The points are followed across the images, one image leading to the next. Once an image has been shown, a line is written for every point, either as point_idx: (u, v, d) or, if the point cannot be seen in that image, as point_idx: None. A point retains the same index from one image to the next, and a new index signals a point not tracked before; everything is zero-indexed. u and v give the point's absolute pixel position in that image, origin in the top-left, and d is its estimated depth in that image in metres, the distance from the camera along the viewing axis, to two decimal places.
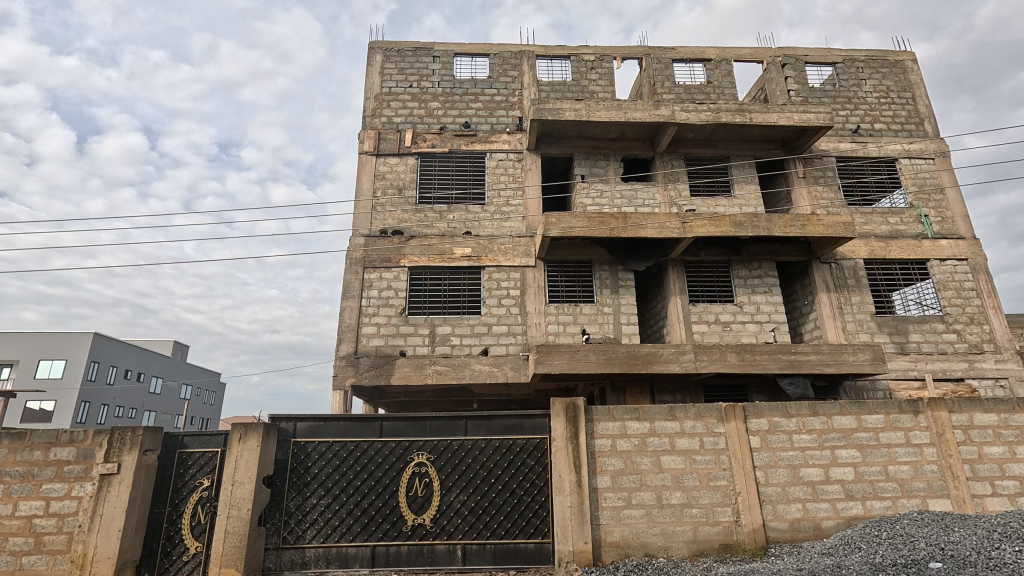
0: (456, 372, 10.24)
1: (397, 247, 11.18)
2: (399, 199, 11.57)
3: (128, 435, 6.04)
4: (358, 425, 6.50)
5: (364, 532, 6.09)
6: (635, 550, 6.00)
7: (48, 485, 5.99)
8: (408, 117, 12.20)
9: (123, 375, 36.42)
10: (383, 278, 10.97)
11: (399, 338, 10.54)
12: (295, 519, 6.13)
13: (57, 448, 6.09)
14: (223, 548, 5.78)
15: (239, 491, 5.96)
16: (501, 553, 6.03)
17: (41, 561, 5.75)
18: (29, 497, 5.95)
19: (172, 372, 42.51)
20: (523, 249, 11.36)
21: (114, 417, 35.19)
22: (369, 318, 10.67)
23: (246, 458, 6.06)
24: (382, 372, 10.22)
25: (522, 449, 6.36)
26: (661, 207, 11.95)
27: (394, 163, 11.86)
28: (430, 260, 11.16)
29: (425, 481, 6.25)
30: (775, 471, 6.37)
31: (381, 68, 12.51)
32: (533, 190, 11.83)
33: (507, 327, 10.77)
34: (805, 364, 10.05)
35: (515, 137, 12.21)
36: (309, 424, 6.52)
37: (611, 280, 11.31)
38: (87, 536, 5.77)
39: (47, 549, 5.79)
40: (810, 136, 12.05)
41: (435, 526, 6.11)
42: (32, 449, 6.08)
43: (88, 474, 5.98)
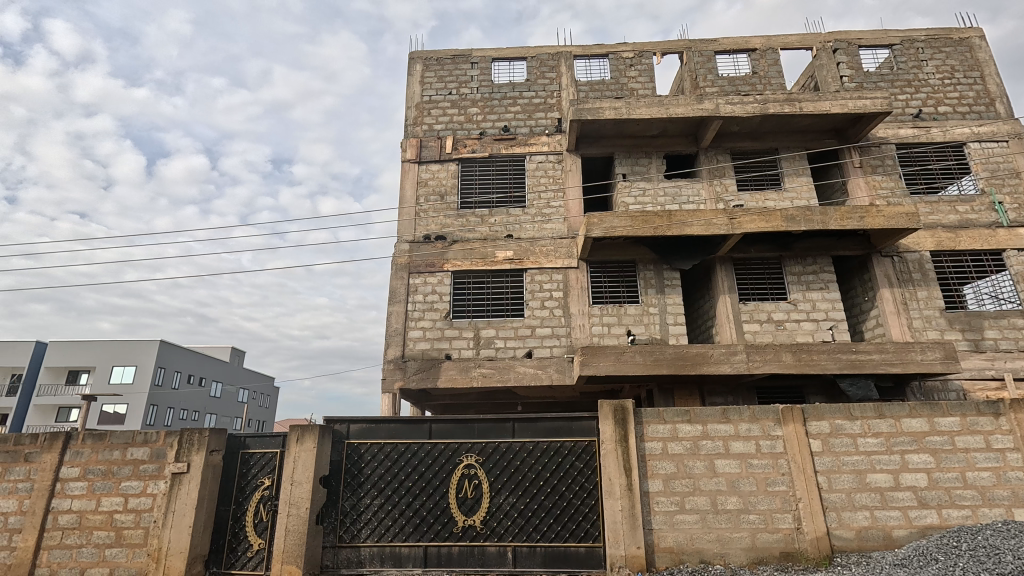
0: (501, 375, 10.32)
1: (440, 252, 11.35)
2: (441, 205, 11.76)
3: (196, 436, 6.40)
4: (408, 427, 6.62)
5: (416, 532, 6.20)
6: (690, 556, 5.84)
7: (126, 483, 6.42)
8: (448, 124, 12.40)
9: (187, 380, 38.61)
10: (428, 283, 11.17)
11: (444, 341, 10.69)
12: (350, 519, 6.32)
13: (133, 448, 6.53)
14: (284, 545, 5.99)
15: (298, 490, 6.17)
16: (551, 556, 6.01)
17: (121, 553, 6.16)
18: (110, 494, 6.39)
19: (231, 377, 44.76)
20: (565, 250, 11.29)
21: (179, 419, 37.48)
22: (415, 322, 10.88)
23: (304, 459, 6.27)
24: (428, 375, 10.37)
25: (570, 451, 6.32)
26: (707, 203, 11.63)
27: (435, 170, 12.06)
28: (474, 263, 11.26)
29: (474, 483, 6.31)
30: (839, 477, 6.05)
31: (421, 77, 12.77)
32: (574, 191, 11.75)
33: (550, 329, 10.73)
34: (867, 365, 9.52)
35: (554, 139, 12.18)
36: (361, 426, 6.70)
37: (656, 280, 11.10)
38: (161, 531, 6.13)
39: (126, 543, 6.20)
40: (866, 123, 11.45)
41: (485, 528, 6.15)
42: (111, 449, 6.54)
43: (161, 472, 6.38)
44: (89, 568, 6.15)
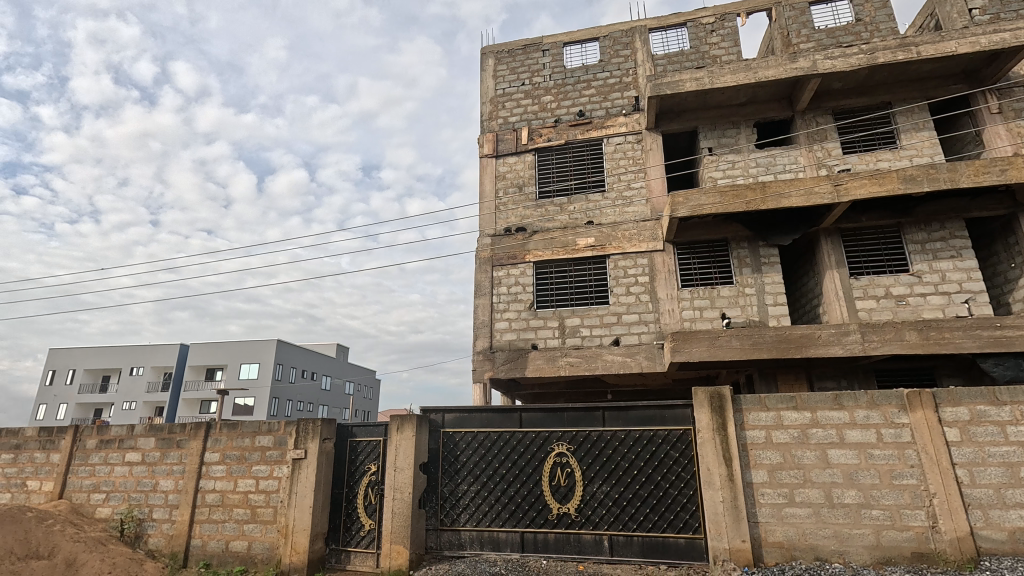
0: (589, 363, 10.23)
1: (521, 244, 11.44)
2: (520, 197, 11.84)
3: (311, 426, 7.04)
4: (499, 416, 6.79)
5: (512, 518, 6.37)
6: (803, 552, 5.45)
7: (256, 467, 7.22)
8: (523, 115, 12.42)
9: (301, 375, 42.53)
10: (511, 275, 11.32)
11: (530, 332, 10.80)
12: (450, 503, 6.63)
13: (260, 436, 7.32)
14: (391, 526, 6.42)
15: (400, 476, 6.57)
16: (649, 547, 5.89)
17: (257, 529, 6.95)
18: (244, 476, 7.23)
19: (338, 371, 48.59)
20: (649, 233, 10.90)
21: (296, 410, 41.42)
22: (501, 314, 11.09)
23: (404, 447, 6.66)
24: (516, 365, 10.53)
25: (664, 440, 6.12)
26: (806, 171, 10.64)
27: (512, 162, 12.15)
28: (555, 253, 11.22)
29: (567, 471, 6.33)
30: (984, 470, 5.30)
31: (494, 72, 12.89)
32: (656, 170, 11.28)
33: (637, 316, 10.44)
34: (1016, 342, 8.22)
35: (632, 118, 11.75)
36: (455, 416, 6.98)
37: (751, 259, 10.38)
38: (287, 510, 6.83)
39: (260, 519, 6.98)
40: (1004, 61, 9.80)
41: (580, 516, 6.16)
42: (243, 437, 7.39)
43: (284, 458, 7.10)
44: (232, 541, 7.01)
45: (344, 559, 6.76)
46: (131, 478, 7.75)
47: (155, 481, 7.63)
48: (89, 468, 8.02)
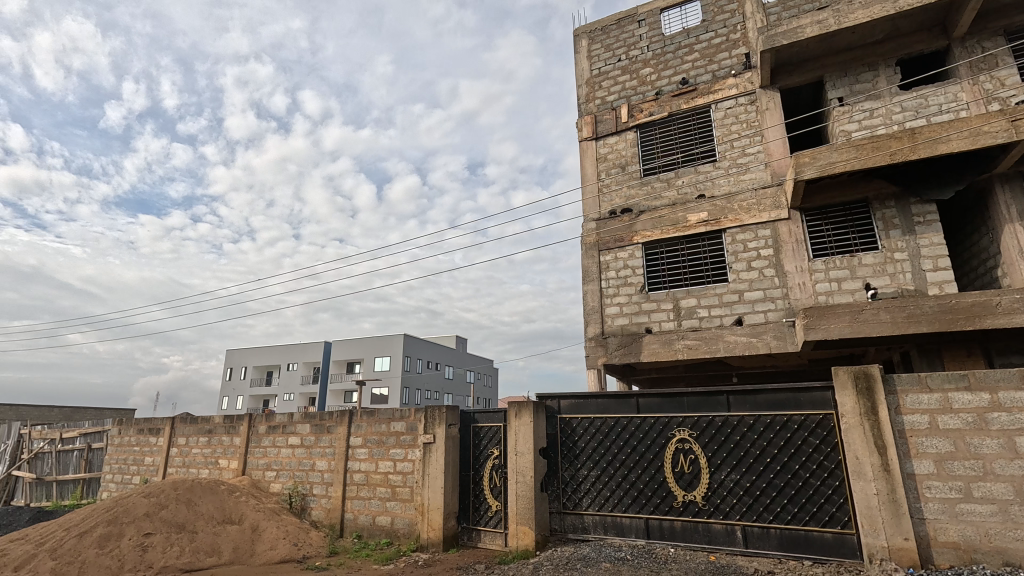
0: (709, 346, 9.67)
1: (628, 225, 11.10)
2: (623, 177, 11.47)
3: (437, 412, 7.56)
4: (615, 402, 6.72)
5: (636, 504, 6.28)
6: (987, 556, 4.68)
7: (393, 450, 7.93)
8: (621, 92, 11.99)
9: (426, 366, 45.69)
10: (619, 258, 11.05)
11: (643, 315, 10.46)
12: (571, 488, 6.72)
13: (394, 422, 8.04)
14: (516, 508, 6.67)
15: (522, 460, 6.79)
16: (789, 540, 5.46)
17: (398, 506, 7.66)
18: (383, 458, 7.99)
19: (459, 361, 51.38)
20: (770, 201, 9.96)
21: (424, 398, 44.66)
22: (611, 299, 10.88)
23: (524, 432, 6.86)
24: (630, 350, 10.29)
25: (801, 426, 5.61)
26: (970, 108, 8.94)
27: (613, 142, 11.81)
28: (665, 231, 10.72)
29: (690, 458, 6.08)
30: None
31: (588, 52, 12.59)
32: (774, 131, 10.25)
33: (762, 292, 9.62)
34: None
35: (743, 78, 10.77)
36: (570, 401, 7.04)
37: (900, 219, 9.03)
38: (422, 490, 7.42)
39: (400, 498, 7.69)
40: None
41: (708, 504, 5.89)
42: (380, 423, 8.17)
43: (416, 442, 7.72)
44: (378, 515, 7.81)
45: (475, 536, 7.19)
46: (294, 459, 8.97)
47: (312, 462, 8.75)
48: (262, 450, 9.43)
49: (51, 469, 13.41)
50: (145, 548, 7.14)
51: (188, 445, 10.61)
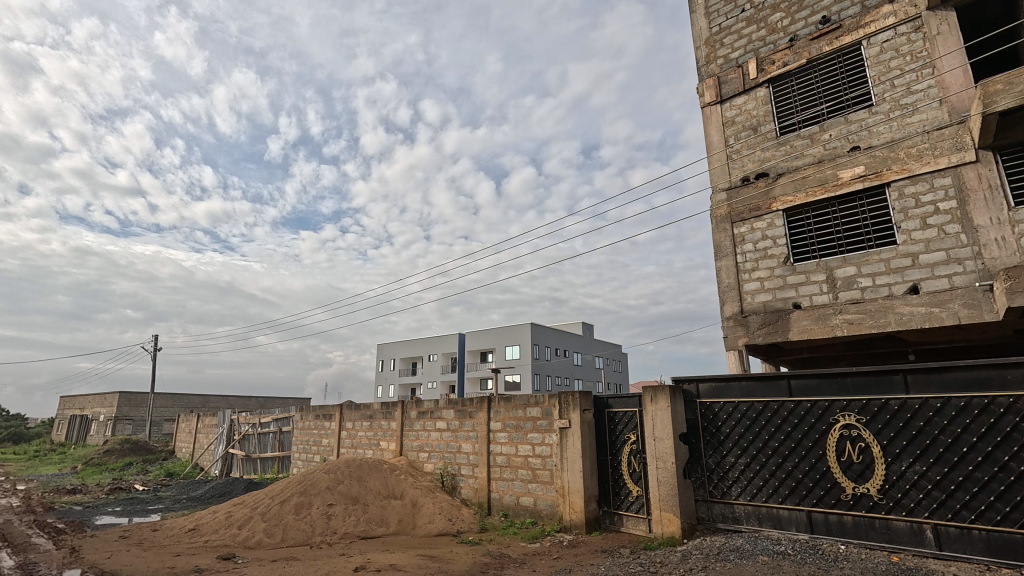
0: (876, 320, 8.45)
1: (765, 192, 10.07)
2: (756, 139, 10.41)
3: (571, 398, 7.66)
4: (762, 384, 6.21)
5: (794, 496, 5.77)
6: None
7: (531, 434, 8.23)
8: (748, 46, 10.89)
9: (555, 353, 46.42)
10: (756, 229, 10.08)
11: (789, 290, 9.44)
12: (718, 476, 6.38)
13: (530, 407, 8.33)
14: (659, 495, 6.52)
15: (661, 446, 6.60)
16: (999, 544, 4.60)
17: (539, 488, 7.94)
18: (522, 442, 8.33)
19: (587, 347, 51.34)
20: (949, 144, 8.36)
21: (556, 384, 45.48)
22: (750, 274, 9.97)
23: (661, 417, 6.65)
24: (776, 329, 9.38)
25: (1008, 409, 4.66)
26: None
27: (742, 103, 10.77)
28: (810, 194, 9.51)
29: (859, 446, 5.39)
30: None
31: (706, 9, 11.62)
32: (949, 59, 8.55)
33: (943, 253, 8.12)
34: None
35: (903, 2, 9.12)
36: (711, 385, 6.66)
37: None
38: (562, 473, 7.60)
39: (540, 480, 7.96)
40: None
41: (886, 499, 5.18)
42: (517, 408, 8.53)
43: (552, 427, 7.92)
44: (522, 496, 8.18)
45: (617, 521, 7.19)
46: (443, 442, 9.75)
47: (458, 444, 9.44)
48: (415, 433, 10.41)
49: (255, 447, 16.22)
50: (330, 516, 8.34)
51: (355, 428, 12.11)
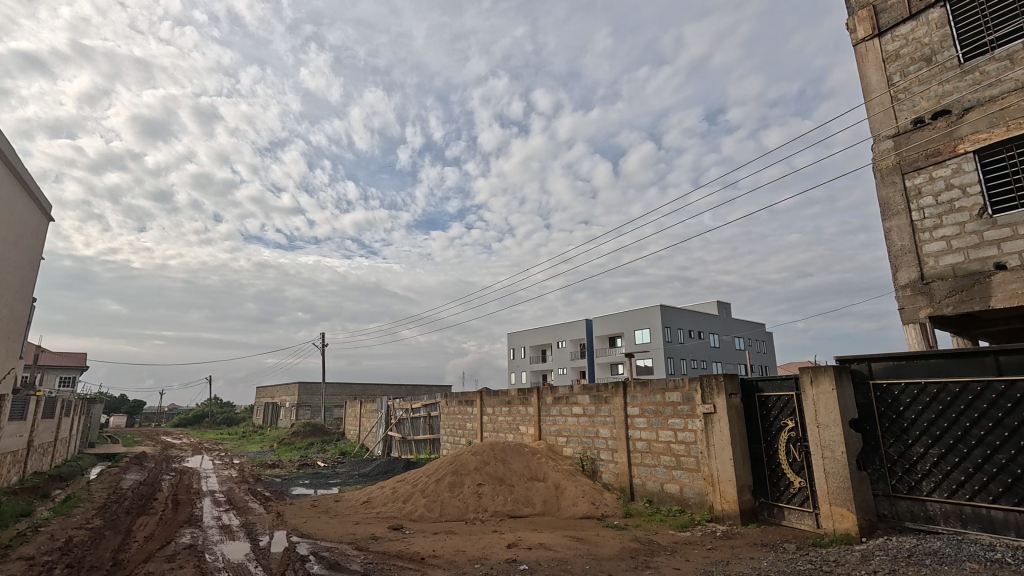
0: None
1: (947, 133, 8.23)
2: (931, 71, 8.54)
3: (714, 381, 7.22)
4: (958, 362, 5.25)
5: (1011, 494, 4.80)
6: None
7: (672, 420, 7.93)
8: None
9: (689, 335, 43.99)
10: (936, 179, 8.31)
11: (987, 249, 7.62)
12: (902, 468, 5.54)
13: (669, 392, 8.03)
14: (827, 487, 5.87)
15: (827, 433, 5.92)
16: None
17: (685, 475, 7.64)
18: (663, 427, 8.06)
19: (724, 327, 47.82)
20: None
21: (691, 367, 43.20)
22: (930, 234, 8.26)
23: (825, 402, 5.97)
24: (970, 297, 7.67)
25: None
26: None
27: (908, 31, 8.92)
28: (1014, 127, 7.52)
29: None
30: None
31: None
32: None
33: None
34: None
35: None
36: (887, 365, 5.79)
37: None
38: (709, 460, 7.21)
39: (685, 467, 7.64)
40: None
41: None
42: (655, 393, 8.27)
43: (695, 412, 7.56)
44: (666, 483, 7.93)
45: (777, 513, 6.64)
46: (580, 427, 9.83)
47: (596, 429, 9.44)
48: (552, 418, 10.64)
49: (409, 430, 17.90)
50: (480, 495, 8.91)
51: (495, 413, 12.74)
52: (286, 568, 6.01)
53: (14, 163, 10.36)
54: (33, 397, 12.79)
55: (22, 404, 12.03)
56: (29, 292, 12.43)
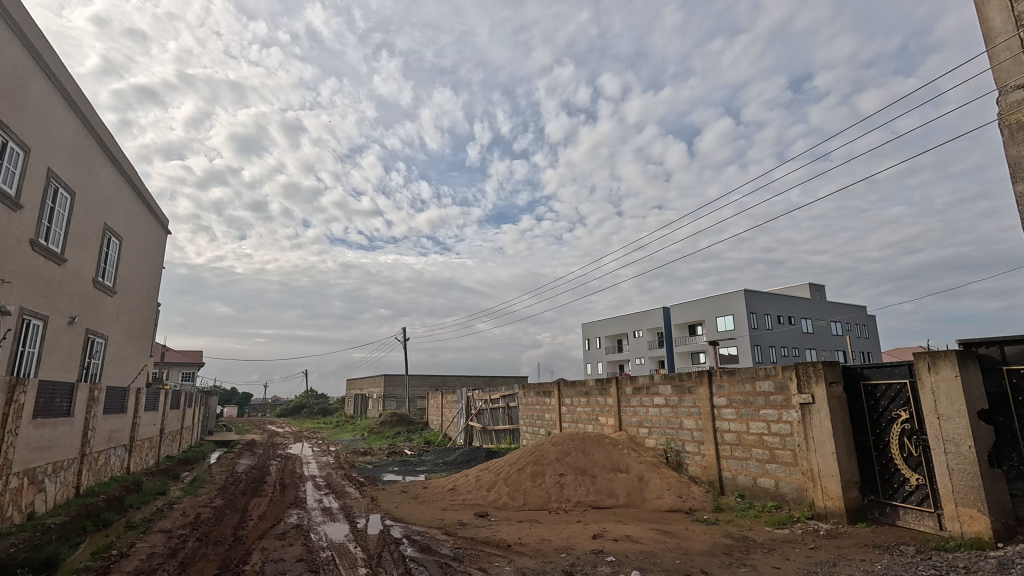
0: None
1: None
2: None
3: (811, 369, 6.70)
4: None
5: None
6: None
7: (765, 411, 7.46)
8: None
9: (777, 320, 41.21)
10: None
11: None
12: None
13: (760, 381, 7.56)
14: (952, 485, 5.26)
15: (950, 426, 5.30)
16: None
17: (781, 469, 7.17)
18: (754, 419, 7.62)
19: (818, 311, 44.28)
20: None
21: (782, 355, 40.48)
22: None
23: (946, 391, 5.34)
24: None
25: None
26: None
27: None
28: None
29: None
30: None
31: None
32: None
33: None
34: None
35: None
36: (1023, 348, 5.07)
37: None
38: (809, 454, 6.71)
39: (781, 461, 7.18)
40: None
41: None
42: (744, 383, 7.83)
43: (790, 403, 7.06)
44: (759, 477, 7.49)
45: (890, 513, 6.06)
46: (663, 418, 9.54)
47: (680, 420, 9.12)
48: (633, 409, 10.42)
49: (490, 420, 18.30)
50: (563, 485, 8.92)
51: (574, 404, 12.68)
52: (382, 550, 6.36)
53: (137, 184, 11.74)
54: (163, 391, 14.52)
55: (154, 397, 13.68)
56: (154, 298, 14.05)
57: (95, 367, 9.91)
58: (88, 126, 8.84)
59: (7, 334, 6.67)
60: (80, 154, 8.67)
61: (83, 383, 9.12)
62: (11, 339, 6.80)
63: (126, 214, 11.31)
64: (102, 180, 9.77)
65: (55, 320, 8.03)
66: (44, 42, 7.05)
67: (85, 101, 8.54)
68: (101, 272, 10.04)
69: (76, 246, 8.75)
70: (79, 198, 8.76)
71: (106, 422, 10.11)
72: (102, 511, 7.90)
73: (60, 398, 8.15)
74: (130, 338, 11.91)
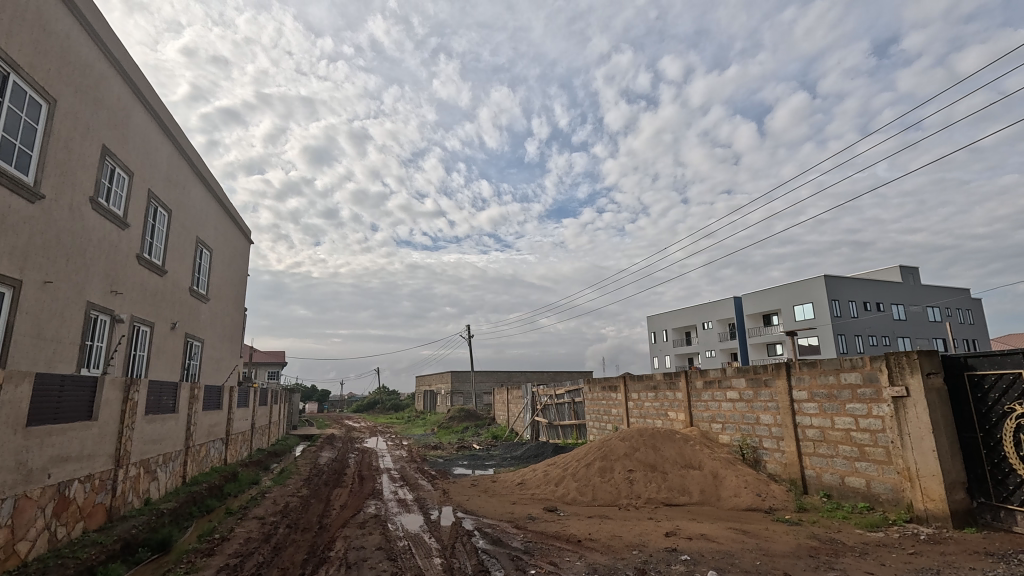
0: None
1: None
2: None
3: (905, 359, 6.14)
4: None
5: None
6: None
7: (851, 405, 6.94)
8: None
9: (864, 307, 38.06)
10: None
11: None
12: None
13: (845, 373, 7.03)
14: None
15: None
16: None
17: (872, 468, 6.63)
18: (840, 413, 7.09)
19: (913, 296, 40.42)
20: None
21: (870, 345, 37.36)
22: None
23: None
24: None
25: None
26: None
27: None
28: None
29: None
30: None
31: None
32: None
33: None
34: None
35: None
36: None
37: None
38: (903, 452, 6.17)
39: (872, 459, 6.63)
40: None
41: None
42: (826, 375, 7.30)
43: (881, 396, 6.51)
44: (848, 476, 6.97)
45: (1005, 517, 5.44)
46: (737, 412, 9.11)
47: (756, 415, 8.67)
48: (704, 403, 10.03)
49: (555, 415, 18.32)
50: (632, 481, 8.77)
51: (642, 399, 12.40)
52: (455, 541, 6.56)
53: (223, 200, 12.76)
54: (253, 389, 15.75)
55: (245, 395, 14.87)
56: (242, 304, 15.25)
57: (195, 367, 10.94)
58: (180, 149, 9.72)
59: (122, 339, 7.50)
60: (174, 174, 9.57)
61: (185, 382, 10.07)
62: (125, 344, 7.65)
63: (215, 228, 12.35)
64: (194, 197, 10.74)
65: (160, 326, 8.93)
66: (141, 77, 7.84)
67: (176, 126, 9.40)
68: (195, 281, 11.04)
69: (174, 258, 9.67)
70: (175, 216, 9.68)
71: (205, 417, 11.13)
72: (205, 498, 8.73)
73: (167, 396, 9.05)
74: (222, 341, 13.01)
